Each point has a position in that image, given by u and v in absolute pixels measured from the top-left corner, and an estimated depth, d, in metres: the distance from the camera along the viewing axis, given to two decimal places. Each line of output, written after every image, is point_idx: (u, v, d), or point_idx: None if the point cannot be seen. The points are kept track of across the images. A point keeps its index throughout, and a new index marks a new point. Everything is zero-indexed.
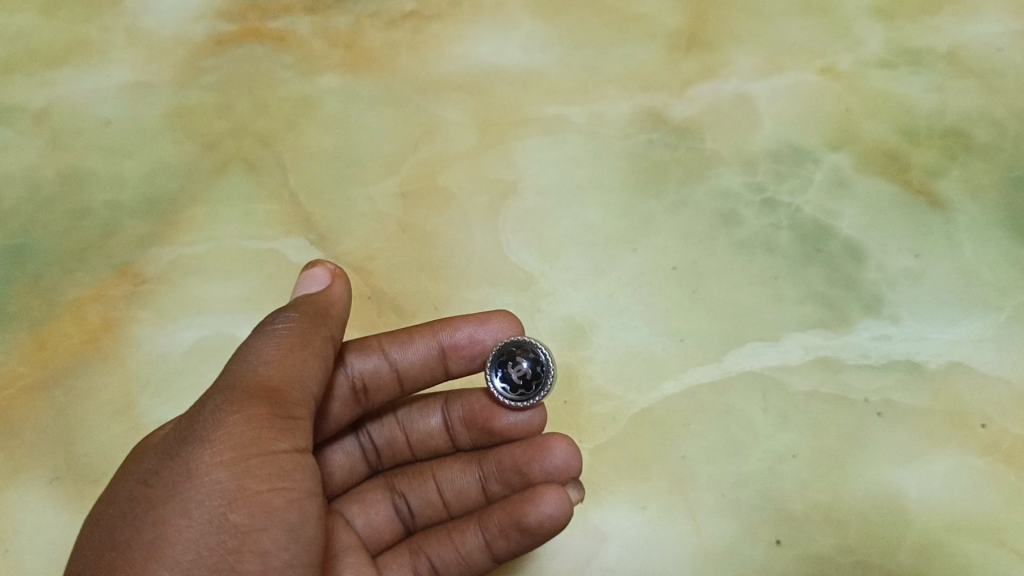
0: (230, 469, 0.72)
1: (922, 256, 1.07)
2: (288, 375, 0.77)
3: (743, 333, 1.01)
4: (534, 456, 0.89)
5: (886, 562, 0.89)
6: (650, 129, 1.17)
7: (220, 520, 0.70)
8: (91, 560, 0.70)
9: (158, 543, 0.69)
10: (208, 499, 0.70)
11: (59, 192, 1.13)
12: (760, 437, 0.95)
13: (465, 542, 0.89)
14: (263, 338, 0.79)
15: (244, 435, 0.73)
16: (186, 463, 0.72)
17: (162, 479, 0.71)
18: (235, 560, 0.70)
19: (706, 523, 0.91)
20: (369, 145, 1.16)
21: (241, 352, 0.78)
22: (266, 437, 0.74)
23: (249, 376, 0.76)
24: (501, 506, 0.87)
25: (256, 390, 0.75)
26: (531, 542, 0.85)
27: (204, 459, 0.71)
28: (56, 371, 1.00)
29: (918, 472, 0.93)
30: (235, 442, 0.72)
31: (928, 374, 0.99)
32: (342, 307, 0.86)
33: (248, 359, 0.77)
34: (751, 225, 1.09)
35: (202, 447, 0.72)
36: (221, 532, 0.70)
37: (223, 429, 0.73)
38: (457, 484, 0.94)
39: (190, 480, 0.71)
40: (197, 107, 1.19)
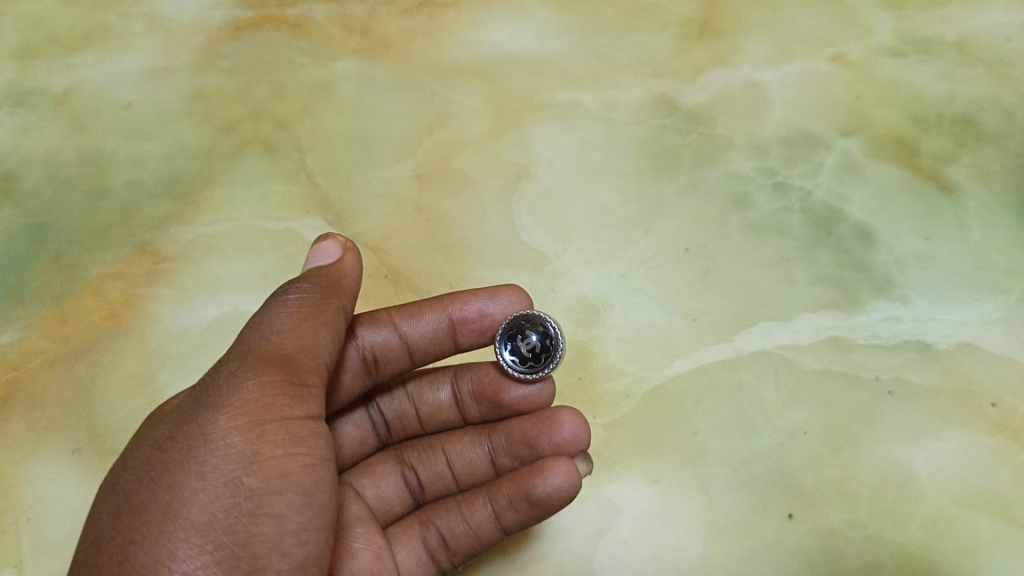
0: (245, 433, 0.69)
1: (932, 239, 1.08)
2: (302, 342, 0.74)
3: (755, 313, 1.02)
4: (543, 429, 0.91)
5: (897, 537, 0.90)
6: (662, 115, 1.18)
7: (235, 483, 0.68)
8: (106, 523, 0.67)
9: (174, 505, 0.66)
10: (223, 462, 0.68)
11: (80, 173, 1.15)
12: (771, 414, 0.96)
13: (475, 514, 0.89)
14: (276, 307, 0.76)
15: (259, 400, 0.70)
16: (201, 426, 0.69)
17: (177, 443, 0.69)
18: (251, 523, 0.67)
19: (718, 497, 0.92)
20: (385, 128, 1.17)
21: (254, 322, 0.76)
22: (280, 402, 0.71)
23: (262, 345, 0.73)
24: (510, 478, 0.88)
25: (270, 357, 0.72)
26: (540, 514, 0.86)
27: (219, 424, 0.69)
28: (78, 346, 1.01)
29: (928, 449, 0.94)
30: (250, 406, 0.70)
31: (938, 354, 1.00)
32: (354, 281, 0.83)
33: (262, 328, 0.74)
34: (762, 209, 1.11)
35: (216, 410, 0.69)
36: (236, 496, 0.67)
37: (238, 395, 0.70)
38: (467, 457, 0.95)
39: (205, 443, 0.68)
40: (216, 91, 1.21)
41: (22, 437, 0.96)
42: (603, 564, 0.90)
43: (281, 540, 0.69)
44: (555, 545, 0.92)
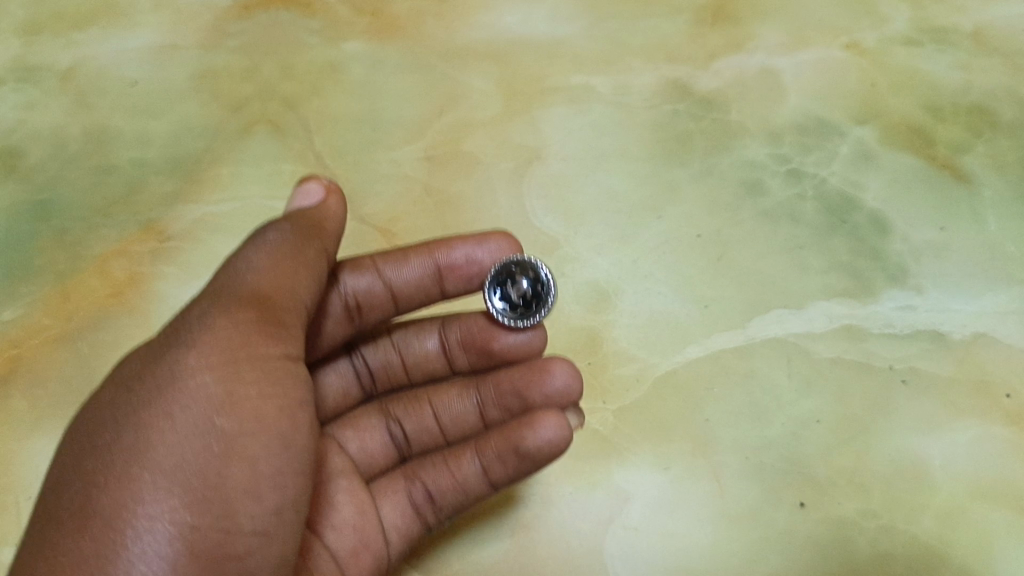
0: (217, 372, 0.67)
1: (947, 229, 1.07)
2: (279, 281, 0.73)
3: (767, 301, 1.01)
4: (534, 379, 0.89)
5: (910, 528, 0.89)
6: (675, 101, 1.17)
7: (206, 424, 0.66)
8: (66, 465, 0.65)
9: (141, 446, 0.64)
10: (195, 401, 0.66)
11: (85, 150, 1.13)
12: (784, 402, 0.95)
13: (462, 469, 0.88)
14: (255, 246, 0.75)
15: (232, 338, 0.69)
16: (170, 365, 0.67)
17: (144, 383, 0.67)
18: (223, 465, 0.66)
19: (730, 485, 0.91)
20: (395, 110, 1.16)
21: (230, 262, 0.75)
22: (254, 340, 0.70)
23: (239, 285, 0.72)
24: (500, 431, 0.86)
25: (247, 296, 0.71)
26: (530, 468, 0.85)
27: (190, 363, 0.67)
28: (82, 323, 1.00)
29: (942, 440, 0.93)
30: (223, 345, 0.68)
31: (952, 344, 0.98)
32: (337, 222, 0.82)
33: (239, 269, 0.73)
34: (776, 196, 1.09)
35: (186, 347, 0.68)
36: (207, 437, 0.66)
37: (211, 332, 0.68)
38: (455, 409, 0.93)
39: (175, 383, 0.66)
40: (223, 70, 1.19)
41: (24, 413, 0.95)
42: (612, 550, 0.88)
43: (258, 486, 0.67)
44: (563, 531, 0.89)
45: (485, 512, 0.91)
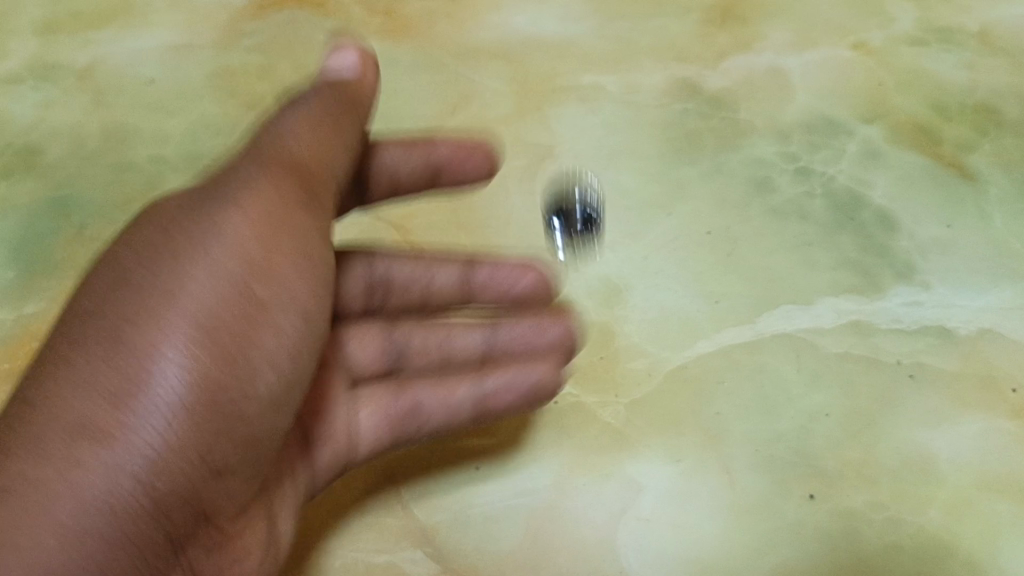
0: (249, 236, 0.79)
1: (953, 226, 1.08)
2: (317, 148, 0.85)
3: (776, 296, 1.03)
4: (524, 270, 1.01)
5: (918, 519, 0.90)
6: (685, 100, 1.19)
7: (232, 282, 0.78)
8: (105, 292, 0.76)
9: (177, 286, 0.76)
10: (225, 258, 0.78)
11: (103, 147, 1.15)
12: (793, 396, 0.96)
13: (441, 282, 1.02)
14: (292, 114, 0.87)
15: (263, 212, 0.80)
16: (213, 218, 0.79)
17: (186, 229, 0.79)
18: (240, 337, 0.77)
19: (741, 477, 0.92)
20: (409, 108, 1.18)
21: (278, 122, 0.87)
22: (293, 209, 0.82)
23: (284, 147, 0.84)
24: (485, 263, 1.01)
25: (288, 162, 0.83)
26: (508, 305, 1.03)
27: (226, 218, 0.79)
28: None
29: (949, 434, 0.95)
30: (263, 216, 0.80)
31: (958, 339, 1.00)
32: (371, 92, 0.94)
33: (284, 134, 0.85)
34: (784, 193, 1.11)
35: (235, 206, 0.80)
36: (232, 297, 0.77)
37: (243, 197, 0.80)
38: (440, 263, 1.01)
39: (216, 233, 0.78)
40: (239, 68, 1.21)
41: None
42: (625, 541, 0.89)
43: (252, 390, 0.78)
44: (576, 523, 0.90)
45: (500, 504, 0.91)
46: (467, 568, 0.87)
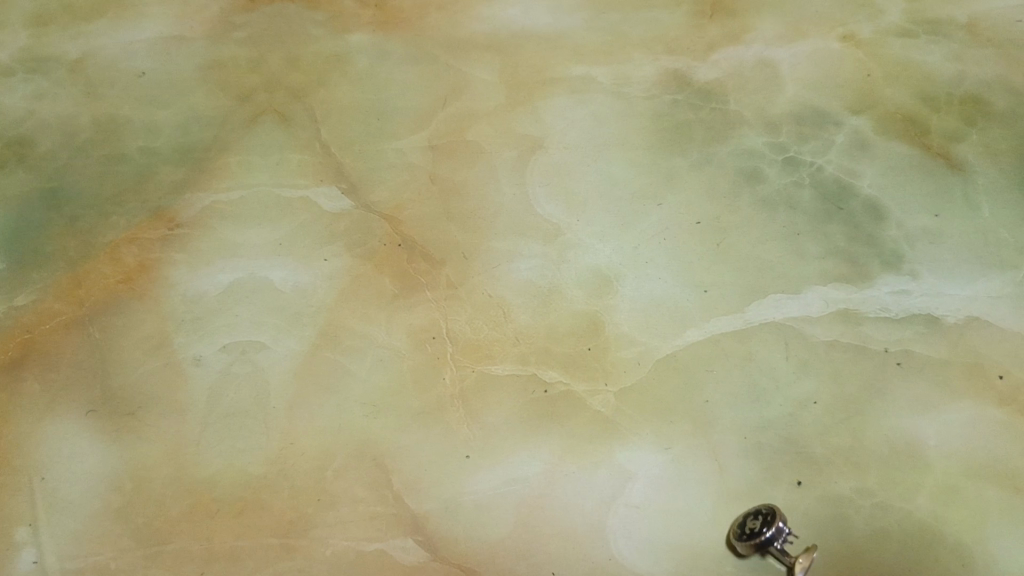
0: (123, 363, 0.98)
1: (941, 215, 1.09)
2: (151, 331, 1.00)
3: (765, 285, 1.04)
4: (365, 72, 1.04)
5: (905, 505, 0.91)
6: (675, 91, 1.19)
7: (128, 376, 0.97)
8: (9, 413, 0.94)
9: (74, 395, 0.96)
10: (124, 362, 0.98)
11: (95, 139, 1.15)
12: (782, 383, 0.97)
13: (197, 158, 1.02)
14: (88, 327, 1.00)
15: (144, 353, 0.99)
16: (99, 355, 0.99)
17: (90, 359, 0.98)
18: (142, 395, 0.96)
19: (730, 464, 0.92)
20: (400, 100, 1.18)
21: (119, 320, 1.01)
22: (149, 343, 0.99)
23: (139, 330, 1.00)
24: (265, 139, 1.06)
25: (148, 337, 1.00)
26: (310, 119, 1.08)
27: (127, 348, 0.99)
28: (94, 309, 1.01)
29: (937, 421, 0.95)
30: (130, 357, 0.98)
31: (946, 327, 1.01)
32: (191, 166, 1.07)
33: (135, 320, 1.01)
34: (774, 183, 1.11)
35: (104, 370, 0.98)
36: (130, 379, 0.97)
37: (132, 350, 0.99)
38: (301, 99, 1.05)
39: (115, 358, 0.98)
40: (230, 61, 1.21)
41: (37, 396, 0.96)
42: (614, 526, 0.89)
43: (151, 440, 0.94)
44: (566, 510, 0.90)
45: (491, 491, 0.91)
46: (457, 555, 0.87)
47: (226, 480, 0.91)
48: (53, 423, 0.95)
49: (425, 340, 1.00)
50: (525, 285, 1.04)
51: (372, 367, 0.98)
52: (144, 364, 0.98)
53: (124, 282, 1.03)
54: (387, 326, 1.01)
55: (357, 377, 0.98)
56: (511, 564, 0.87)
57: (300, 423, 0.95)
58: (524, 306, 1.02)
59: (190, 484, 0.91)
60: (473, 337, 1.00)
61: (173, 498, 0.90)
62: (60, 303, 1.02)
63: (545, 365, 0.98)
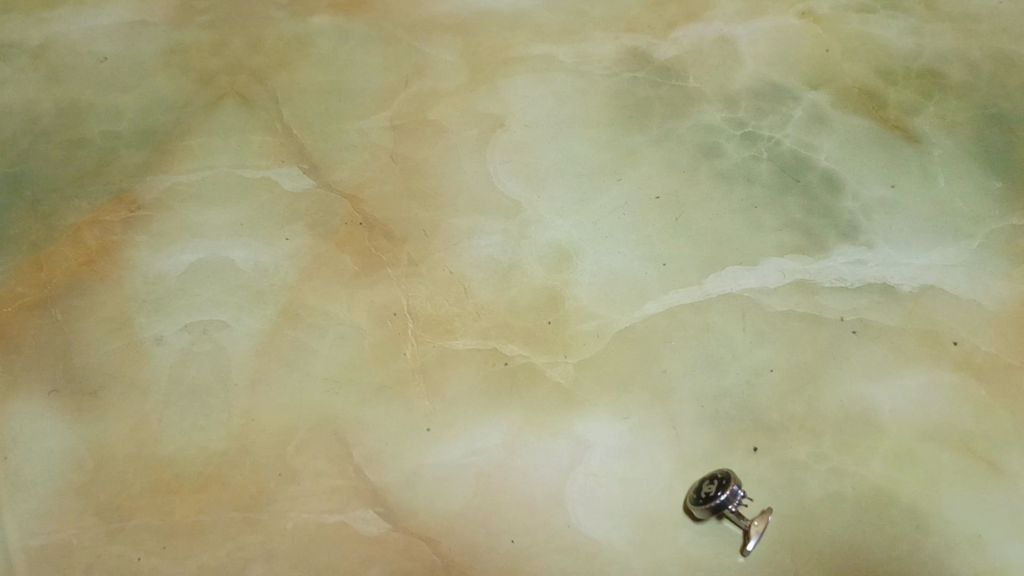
0: (85, 344, 0.99)
1: (897, 186, 1.10)
2: (112, 312, 1.01)
3: (723, 258, 1.05)
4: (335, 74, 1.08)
5: (859, 470, 0.92)
6: (635, 68, 1.20)
7: (89, 357, 0.98)
8: None
9: (36, 377, 0.97)
10: (85, 343, 0.99)
11: (57, 124, 1.15)
12: (739, 352, 0.98)
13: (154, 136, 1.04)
14: (50, 309, 1.01)
15: (105, 334, 0.99)
16: (61, 337, 0.99)
17: (51, 341, 0.99)
18: (104, 375, 0.97)
19: (686, 432, 0.94)
20: (362, 81, 1.19)
21: (81, 302, 1.01)
22: (111, 324, 1.00)
23: (101, 311, 1.01)
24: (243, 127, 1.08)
25: (110, 319, 1.00)
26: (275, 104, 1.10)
27: (89, 330, 1.00)
28: (56, 291, 1.02)
29: (891, 386, 0.96)
30: (91, 339, 0.99)
31: (901, 296, 1.02)
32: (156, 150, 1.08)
33: (95, 301, 1.01)
34: (732, 158, 1.13)
35: (66, 351, 0.98)
36: (91, 360, 0.98)
37: (93, 331, 0.99)
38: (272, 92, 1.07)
39: (76, 340, 0.99)
40: (193, 45, 1.21)
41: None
42: (572, 494, 0.91)
43: (113, 420, 0.94)
44: (526, 480, 0.91)
45: (452, 462, 0.92)
46: (418, 526, 0.89)
47: (188, 457, 0.92)
48: (16, 404, 0.95)
49: (387, 316, 1.01)
50: (485, 262, 1.05)
51: (334, 343, 0.99)
52: (106, 344, 0.99)
53: (86, 264, 1.04)
54: (348, 304, 1.01)
55: (318, 354, 0.98)
56: (470, 534, 0.88)
57: (261, 400, 0.95)
58: (485, 281, 1.03)
59: (151, 462, 0.92)
60: (434, 312, 1.01)
61: (134, 475, 0.91)
62: (21, 286, 1.02)
63: (505, 339, 0.99)
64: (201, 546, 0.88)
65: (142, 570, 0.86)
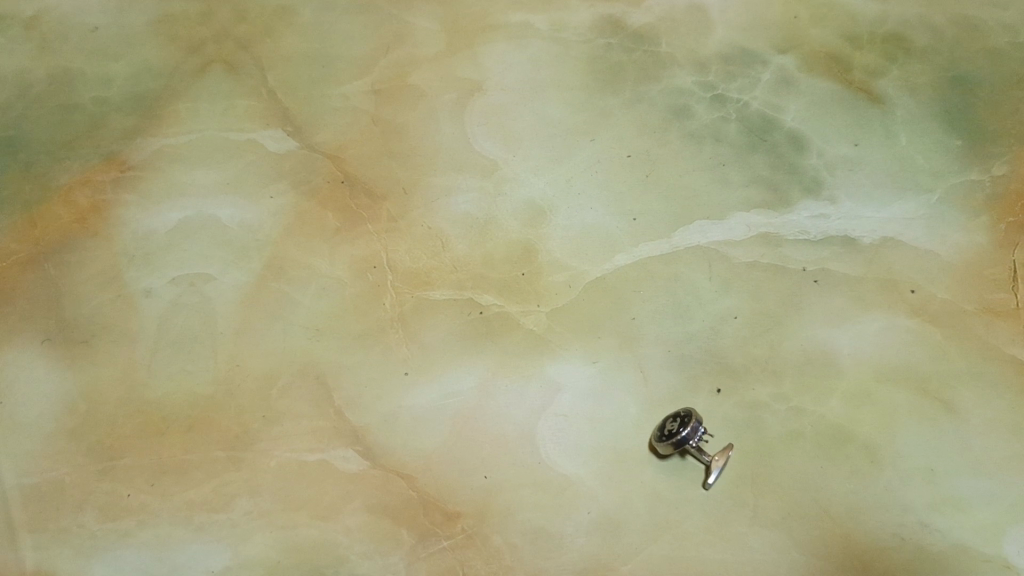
0: (78, 296, 1.03)
1: (861, 144, 1.13)
2: (104, 268, 1.05)
3: (690, 212, 1.09)
4: None
5: (819, 408, 0.96)
6: (609, 35, 1.22)
7: (81, 308, 1.02)
8: None
9: (30, 327, 1.01)
10: (77, 296, 1.03)
11: (50, 91, 1.19)
12: (705, 301, 1.02)
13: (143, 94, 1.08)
14: (45, 265, 1.05)
15: (96, 288, 1.03)
16: (55, 290, 1.03)
17: (45, 294, 1.03)
18: (95, 326, 1.01)
19: (654, 374, 0.98)
20: (344, 49, 1.22)
21: (73, 258, 1.05)
22: (101, 279, 1.04)
23: (92, 266, 1.05)
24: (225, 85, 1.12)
25: (101, 273, 1.04)
26: None
27: (81, 284, 1.04)
28: (49, 247, 1.06)
29: (851, 331, 1.00)
30: (82, 292, 1.03)
31: (862, 247, 1.06)
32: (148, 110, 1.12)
33: (88, 258, 1.05)
34: (701, 119, 1.16)
35: (59, 303, 1.02)
36: (83, 311, 1.02)
37: (84, 285, 1.03)
38: None
39: (69, 292, 1.03)
40: (179, 14, 1.24)
41: None
42: (544, 433, 0.95)
43: (104, 368, 0.98)
44: (499, 419, 0.96)
45: (429, 404, 0.96)
46: (396, 463, 0.93)
47: (177, 400, 0.97)
48: (11, 351, 0.99)
49: (367, 269, 1.05)
50: (462, 218, 1.09)
51: (316, 295, 1.03)
52: (98, 297, 1.03)
53: (78, 221, 1.08)
54: (330, 258, 1.05)
55: (301, 304, 1.02)
56: (445, 471, 0.93)
57: (246, 347, 0.99)
58: (461, 236, 1.07)
59: (142, 405, 0.96)
60: (413, 266, 1.05)
61: (125, 417, 0.96)
62: (15, 243, 1.06)
63: (480, 290, 1.03)
64: (190, 483, 0.92)
65: (131, 506, 0.91)
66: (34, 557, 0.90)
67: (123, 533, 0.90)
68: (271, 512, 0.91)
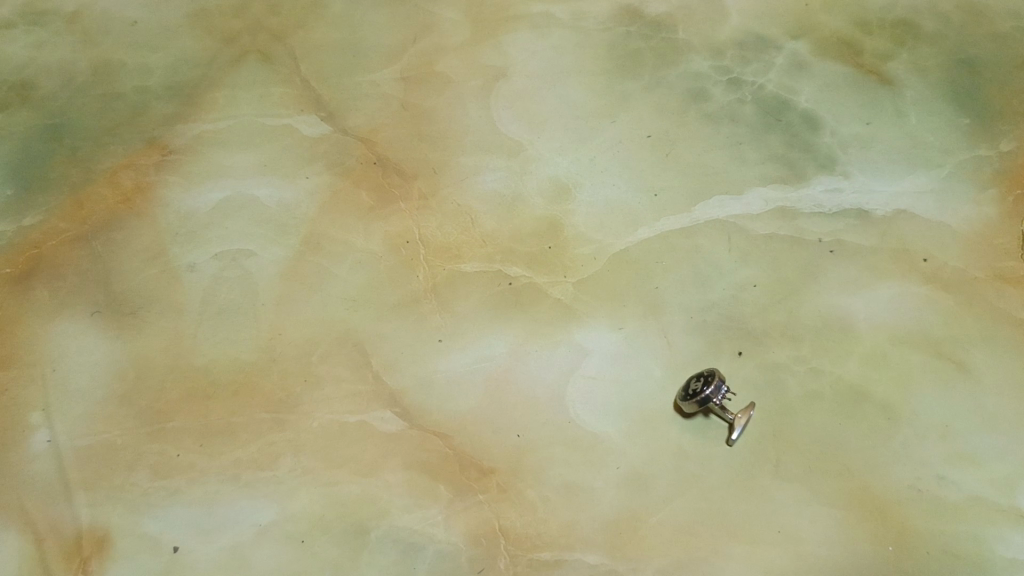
0: (124, 272, 1.08)
1: (873, 123, 1.18)
2: (148, 244, 1.10)
3: (709, 188, 1.13)
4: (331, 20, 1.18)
5: (837, 369, 1.00)
6: (627, 24, 1.27)
7: (128, 283, 1.07)
8: None
9: (79, 301, 1.06)
10: (124, 271, 1.08)
11: (92, 81, 1.24)
12: (725, 271, 1.06)
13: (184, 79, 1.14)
14: (92, 242, 1.10)
15: (141, 264, 1.08)
16: (102, 266, 1.08)
17: (93, 269, 1.08)
18: (142, 299, 1.06)
19: (677, 339, 1.02)
20: (373, 39, 1.27)
21: (119, 235, 1.10)
22: (146, 255, 1.09)
23: (137, 243, 1.10)
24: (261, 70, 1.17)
25: (145, 249, 1.09)
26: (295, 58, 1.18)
27: (127, 260, 1.08)
28: (96, 226, 1.11)
29: (866, 297, 1.04)
30: (129, 267, 1.08)
31: (875, 219, 1.10)
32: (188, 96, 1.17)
33: (134, 235, 1.10)
34: (718, 101, 1.20)
35: (107, 278, 1.07)
36: (130, 286, 1.07)
37: (130, 261, 1.08)
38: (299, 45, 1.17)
39: (116, 268, 1.08)
40: (214, 6, 1.29)
41: (47, 302, 1.05)
42: (572, 395, 0.99)
43: (151, 337, 1.03)
44: (530, 382, 1.00)
45: (462, 368, 1.01)
46: (432, 423, 0.98)
47: (222, 366, 1.01)
48: (63, 323, 1.04)
49: (400, 244, 1.09)
50: (490, 195, 1.13)
51: (351, 268, 1.08)
52: (144, 272, 1.08)
53: (123, 202, 1.13)
54: (365, 233, 1.10)
55: (338, 277, 1.07)
56: (479, 430, 0.97)
57: (286, 317, 1.04)
58: (490, 212, 1.12)
59: (188, 371, 1.01)
60: (444, 240, 1.10)
61: (172, 383, 1.00)
62: (64, 222, 1.11)
63: (509, 262, 1.08)
64: (235, 443, 0.97)
65: (180, 465, 0.96)
66: (89, 514, 0.94)
67: (173, 490, 0.95)
68: (313, 469, 0.95)
